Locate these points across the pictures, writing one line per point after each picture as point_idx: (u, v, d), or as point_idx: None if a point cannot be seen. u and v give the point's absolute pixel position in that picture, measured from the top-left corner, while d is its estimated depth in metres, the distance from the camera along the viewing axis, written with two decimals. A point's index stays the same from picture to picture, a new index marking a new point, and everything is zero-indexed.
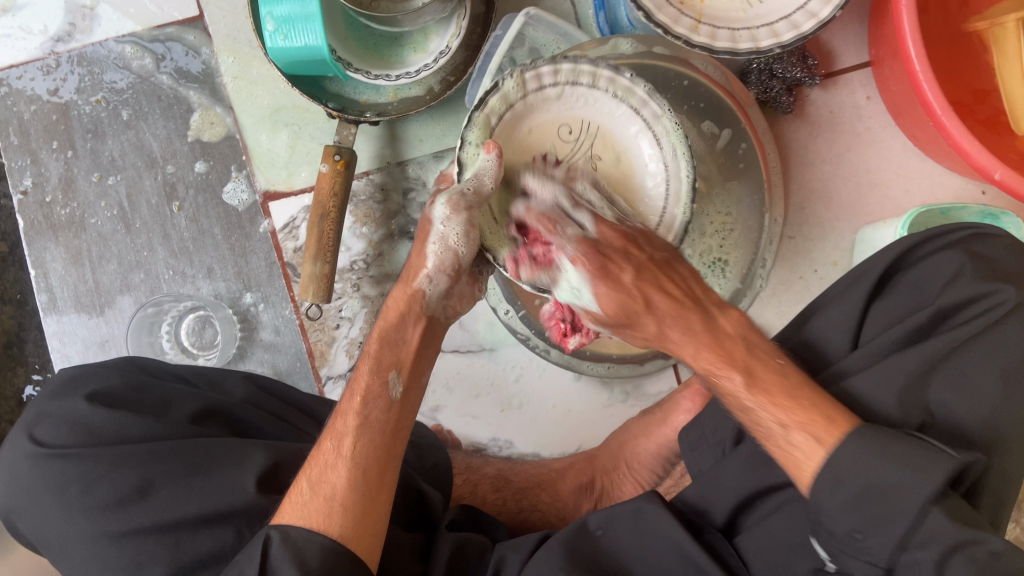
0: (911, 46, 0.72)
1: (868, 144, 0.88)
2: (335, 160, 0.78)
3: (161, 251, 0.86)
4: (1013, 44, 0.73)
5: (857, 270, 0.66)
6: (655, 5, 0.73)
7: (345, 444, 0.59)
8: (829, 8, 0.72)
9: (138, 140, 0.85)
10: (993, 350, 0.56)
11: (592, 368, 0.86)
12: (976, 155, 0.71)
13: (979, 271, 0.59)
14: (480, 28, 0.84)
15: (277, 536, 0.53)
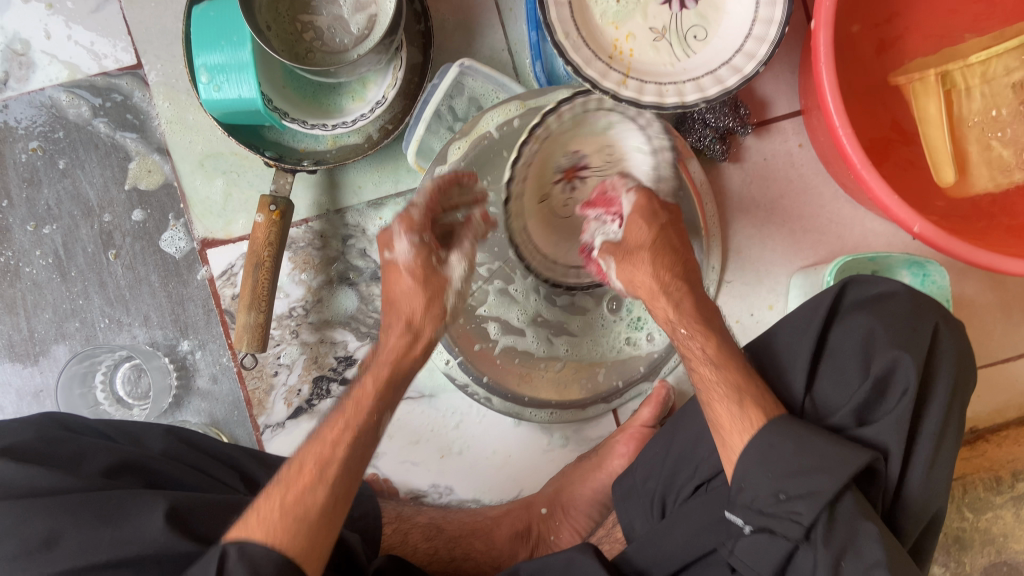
0: (832, 103, 0.74)
1: (802, 191, 0.89)
2: (271, 210, 0.77)
3: (96, 299, 0.85)
4: (933, 98, 0.76)
5: (785, 336, 0.66)
6: (583, 59, 0.74)
7: (320, 471, 0.60)
8: (753, 63, 0.73)
9: (75, 188, 0.85)
10: (931, 414, 0.59)
11: (537, 415, 0.85)
12: (896, 209, 0.72)
13: (891, 329, 0.61)
14: (417, 78, 0.85)
15: (241, 558, 0.52)
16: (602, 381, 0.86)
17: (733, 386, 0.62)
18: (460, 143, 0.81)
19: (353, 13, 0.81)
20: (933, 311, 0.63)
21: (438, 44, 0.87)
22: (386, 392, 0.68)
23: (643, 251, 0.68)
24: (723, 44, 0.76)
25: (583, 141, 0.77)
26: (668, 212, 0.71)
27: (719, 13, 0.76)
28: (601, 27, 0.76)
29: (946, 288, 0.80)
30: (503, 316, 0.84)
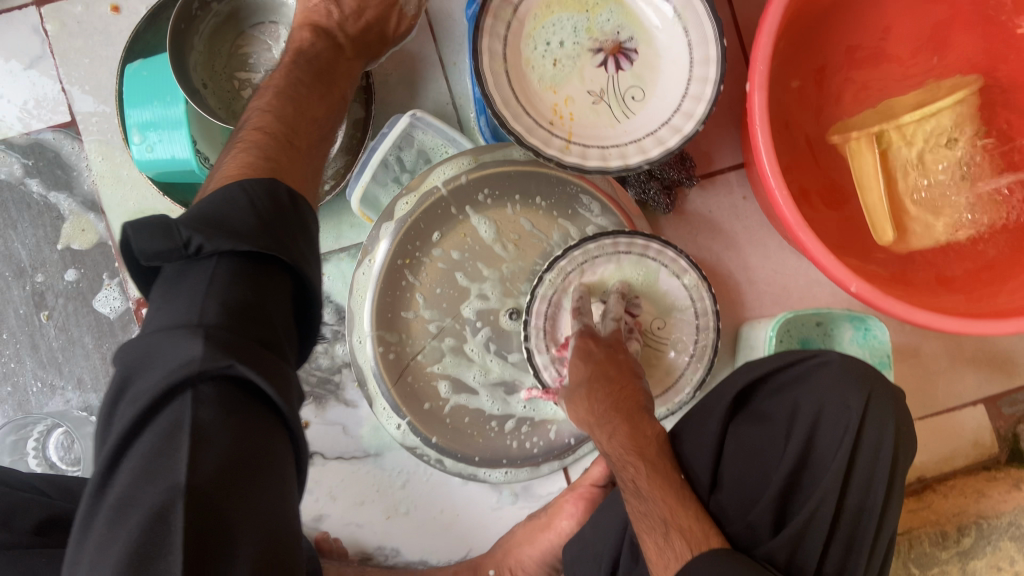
0: (768, 165, 0.73)
1: (748, 243, 0.89)
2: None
3: (28, 362, 0.83)
4: (868, 157, 0.76)
5: (714, 394, 0.75)
6: (525, 128, 0.74)
7: (299, 245, 0.53)
8: (692, 122, 0.74)
9: (6, 249, 0.83)
10: (854, 490, 0.67)
11: (496, 475, 0.82)
12: (833, 268, 0.72)
13: (821, 395, 0.69)
14: (360, 133, 0.83)
15: (240, 279, 0.48)
16: (555, 438, 0.83)
17: (648, 483, 0.68)
18: (407, 199, 0.79)
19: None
20: (865, 384, 0.69)
21: (380, 99, 0.87)
22: (303, 147, 0.65)
23: (581, 390, 0.74)
24: (662, 103, 0.76)
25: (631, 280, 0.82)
26: (608, 349, 0.75)
27: (655, 72, 0.77)
28: (539, 92, 0.77)
29: (887, 343, 0.80)
30: (453, 374, 0.82)
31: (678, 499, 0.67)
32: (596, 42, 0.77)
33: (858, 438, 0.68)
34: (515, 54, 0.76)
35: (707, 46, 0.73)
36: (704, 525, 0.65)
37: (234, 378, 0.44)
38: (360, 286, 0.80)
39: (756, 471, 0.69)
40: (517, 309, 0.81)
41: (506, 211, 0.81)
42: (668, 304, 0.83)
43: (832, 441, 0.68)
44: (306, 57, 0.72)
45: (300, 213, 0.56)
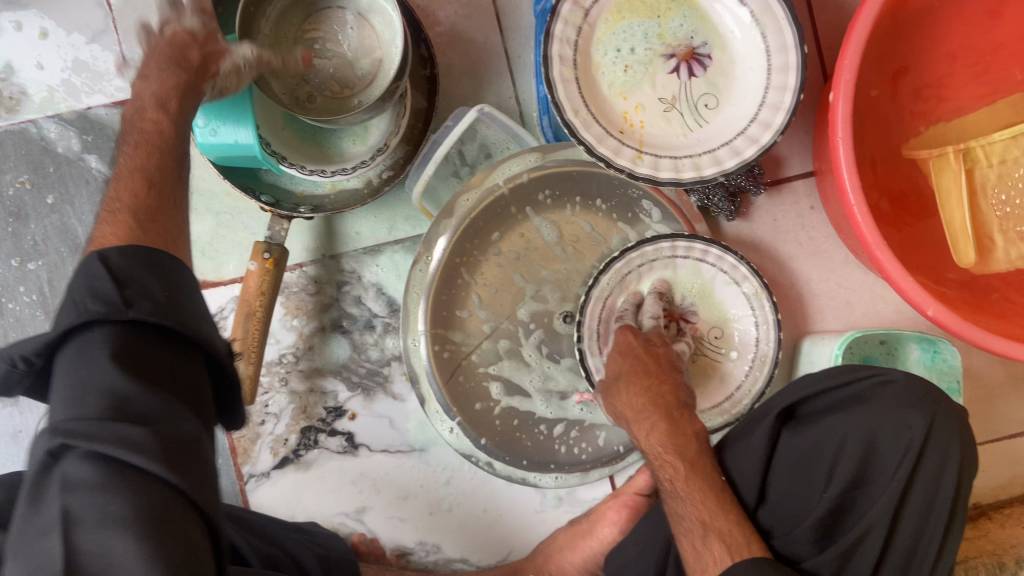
0: (847, 180, 0.71)
1: (811, 254, 0.87)
2: (264, 257, 0.75)
3: None
4: (954, 173, 0.74)
5: (762, 406, 0.70)
6: (595, 137, 0.72)
7: (150, 295, 0.50)
8: (769, 133, 0.71)
9: (63, 225, 0.83)
10: (913, 516, 0.61)
11: (546, 479, 0.80)
12: (910, 290, 0.69)
13: (878, 408, 0.64)
14: (421, 123, 0.81)
15: (100, 359, 0.46)
16: (603, 445, 0.82)
17: (684, 485, 0.64)
18: (467, 195, 0.78)
19: (359, 55, 0.79)
20: (929, 405, 0.63)
21: (443, 88, 0.85)
22: (152, 197, 0.58)
23: (619, 382, 0.71)
24: (737, 112, 0.74)
25: (685, 288, 0.81)
26: (647, 341, 0.73)
27: (729, 79, 0.74)
28: (609, 99, 0.75)
29: (958, 366, 0.79)
30: (507, 376, 0.81)
31: (716, 504, 0.62)
32: (668, 47, 0.74)
33: (920, 461, 0.61)
34: (585, 61, 0.74)
35: (786, 54, 0.70)
36: (745, 531, 0.61)
37: (103, 457, 0.42)
38: (416, 283, 0.78)
39: (806, 486, 0.64)
40: (571, 312, 0.80)
41: (565, 213, 0.80)
42: (725, 314, 0.82)
43: (890, 460, 0.62)
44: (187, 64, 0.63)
45: (163, 261, 0.53)
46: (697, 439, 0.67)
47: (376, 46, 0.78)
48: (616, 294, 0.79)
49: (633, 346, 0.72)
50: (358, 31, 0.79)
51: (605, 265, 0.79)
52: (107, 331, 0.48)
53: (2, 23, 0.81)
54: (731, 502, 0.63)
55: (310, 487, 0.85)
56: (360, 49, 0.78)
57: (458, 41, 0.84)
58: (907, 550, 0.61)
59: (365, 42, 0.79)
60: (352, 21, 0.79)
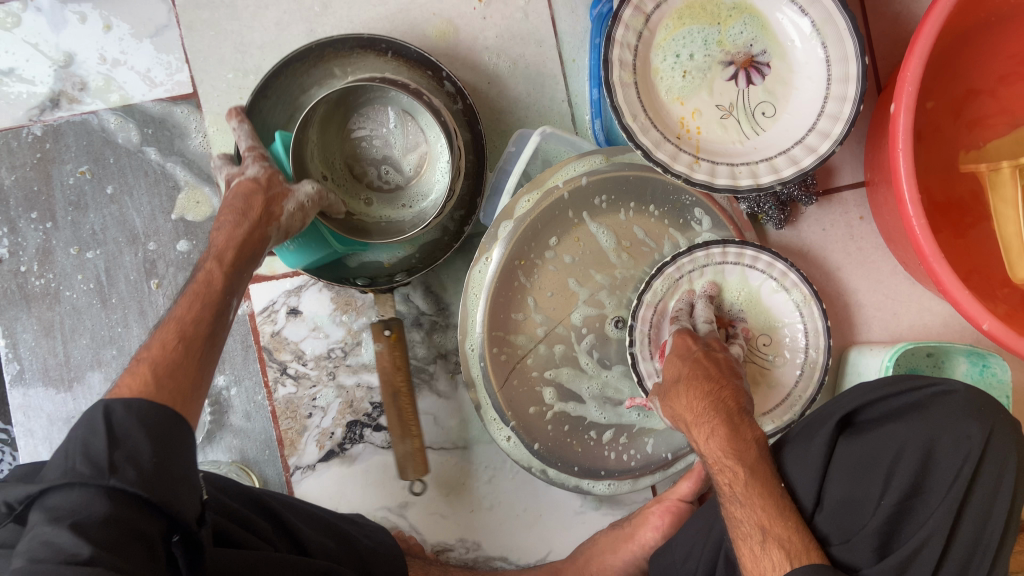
0: (906, 192, 0.71)
1: (860, 264, 0.87)
2: (387, 334, 0.76)
3: (134, 328, 0.85)
4: (1011, 188, 0.74)
5: (818, 414, 0.70)
6: (654, 142, 0.73)
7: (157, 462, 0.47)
8: (828, 143, 0.71)
9: (121, 215, 0.84)
10: (970, 525, 0.62)
11: (598, 487, 0.83)
12: (966, 303, 0.69)
13: (936, 417, 0.65)
14: (474, 155, 0.83)
15: (66, 518, 0.43)
16: (651, 452, 0.84)
17: (744, 491, 0.64)
18: (529, 196, 0.79)
19: (405, 152, 0.82)
20: (988, 417, 0.64)
21: (496, 90, 0.85)
22: (180, 352, 0.55)
23: (678, 386, 0.72)
24: (794, 121, 0.74)
25: (734, 295, 0.82)
26: (706, 347, 0.74)
27: (787, 88, 0.75)
28: (667, 104, 0.75)
29: (1007, 381, 0.78)
30: (563, 381, 0.82)
31: (777, 509, 0.62)
32: (727, 55, 0.75)
33: (979, 470, 0.62)
34: (644, 65, 0.74)
35: (846, 64, 0.70)
36: (805, 539, 0.61)
37: None
38: (475, 284, 0.79)
39: (862, 493, 0.64)
40: (624, 318, 0.82)
41: (620, 218, 0.81)
42: (773, 321, 0.82)
43: (950, 469, 0.63)
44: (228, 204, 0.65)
45: (165, 424, 0.49)
46: (756, 446, 0.67)
47: (422, 138, 0.82)
48: (669, 298, 0.80)
49: (691, 353, 0.73)
50: (402, 129, 0.82)
51: (658, 269, 0.80)
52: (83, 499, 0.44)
53: (68, 14, 0.82)
54: (789, 507, 0.63)
55: (354, 481, 0.85)
56: (404, 146, 0.82)
57: (513, 44, 0.84)
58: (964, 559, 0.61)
59: (410, 139, 0.82)
60: (394, 120, 0.82)
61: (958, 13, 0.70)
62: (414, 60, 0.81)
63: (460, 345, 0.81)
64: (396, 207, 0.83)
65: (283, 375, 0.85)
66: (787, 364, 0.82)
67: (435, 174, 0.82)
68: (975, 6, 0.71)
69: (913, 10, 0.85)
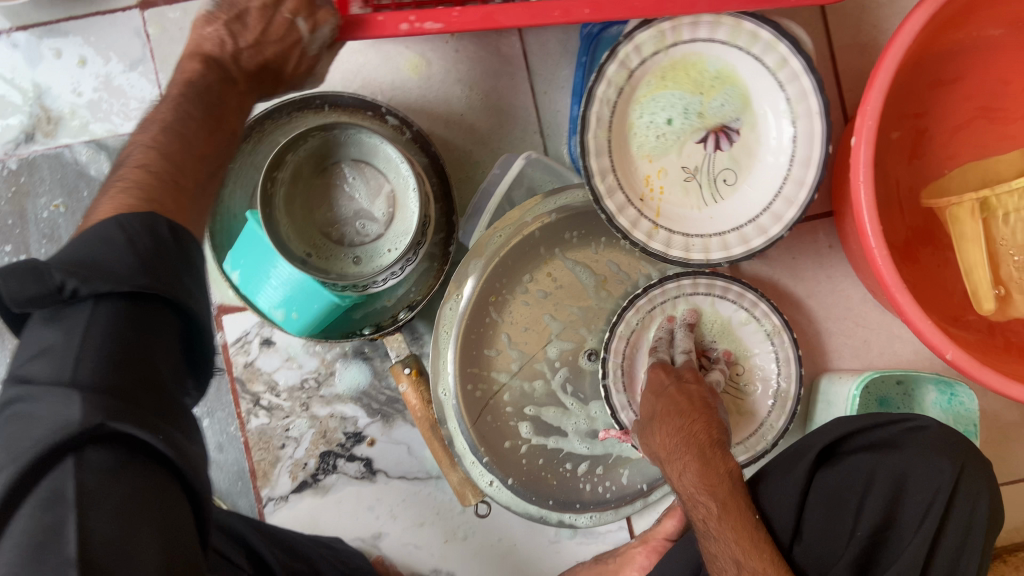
0: (870, 224, 0.72)
1: (829, 293, 0.88)
2: (408, 373, 0.81)
3: None
4: (969, 224, 0.74)
5: (796, 446, 0.70)
6: (617, 207, 0.74)
7: (183, 283, 0.47)
8: (778, 227, 0.72)
9: None
10: (944, 560, 0.61)
11: (584, 518, 0.82)
12: (930, 334, 0.70)
13: (913, 450, 0.65)
14: (435, 180, 0.83)
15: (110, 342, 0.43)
16: (627, 483, 0.84)
17: (717, 525, 0.63)
18: (500, 231, 0.78)
19: (371, 199, 0.82)
20: (959, 455, 0.64)
21: (469, 122, 0.86)
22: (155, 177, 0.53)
23: (652, 421, 0.71)
24: (753, 196, 0.75)
25: (709, 325, 0.83)
26: (679, 378, 0.74)
27: (751, 159, 0.76)
28: (634, 160, 0.76)
29: (973, 411, 0.79)
30: (539, 415, 0.82)
31: (752, 541, 0.62)
32: (699, 121, 0.76)
33: (950, 505, 0.62)
34: (620, 120, 0.75)
35: (811, 147, 0.71)
36: (780, 568, 0.61)
37: (107, 445, 0.40)
38: (446, 322, 0.79)
39: (836, 523, 0.64)
40: (596, 350, 0.82)
41: (590, 251, 0.82)
42: (745, 350, 0.83)
43: (921, 503, 0.63)
44: (195, 87, 0.62)
45: (190, 245, 0.51)
46: (730, 479, 0.66)
47: (383, 180, 0.81)
48: (647, 327, 0.82)
49: (666, 385, 0.72)
50: (360, 176, 0.82)
51: (629, 302, 0.81)
52: (84, 404, 0.40)
53: (43, 50, 0.83)
54: (767, 541, 0.63)
55: (327, 512, 0.85)
56: (368, 193, 0.82)
57: (484, 76, 0.85)
58: None
59: (371, 187, 0.82)
60: (350, 173, 0.82)
61: (913, 52, 0.72)
62: (351, 105, 0.82)
63: (434, 392, 0.80)
64: (382, 253, 0.81)
65: (256, 406, 0.85)
66: (759, 393, 0.83)
67: (407, 208, 0.81)
68: (931, 46, 0.73)
69: (879, 41, 0.87)
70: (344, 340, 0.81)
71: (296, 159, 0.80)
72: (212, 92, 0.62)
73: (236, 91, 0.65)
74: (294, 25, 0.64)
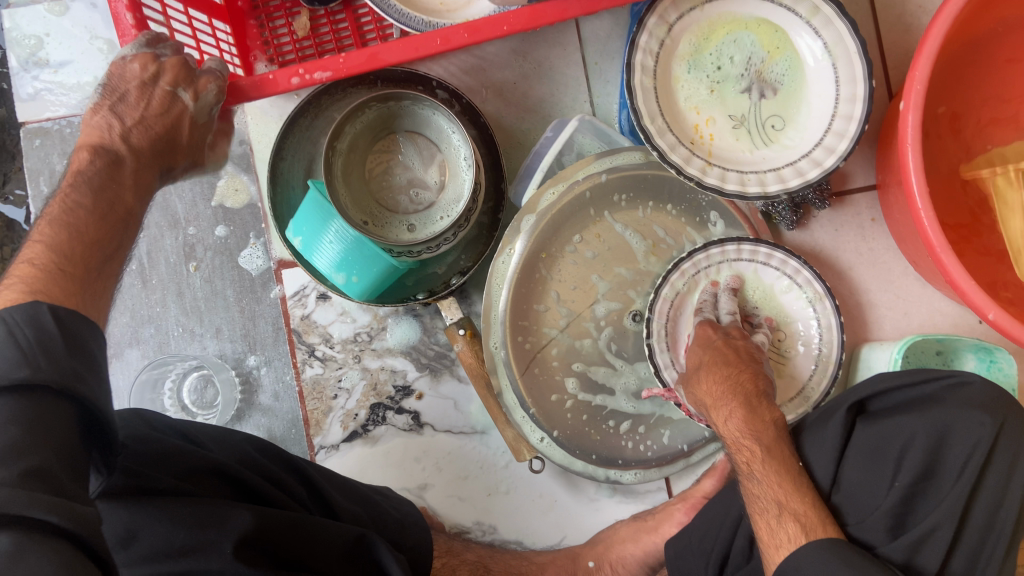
0: (915, 184, 0.74)
1: (871, 264, 0.89)
2: (462, 334, 0.84)
3: (173, 308, 0.90)
4: (1014, 193, 0.75)
5: (838, 400, 0.72)
6: (668, 144, 0.77)
7: (78, 370, 0.48)
8: (833, 157, 0.75)
9: (164, 200, 0.90)
10: (982, 510, 0.63)
11: (628, 476, 0.85)
12: (972, 294, 0.72)
13: (953, 404, 0.66)
14: (483, 147, 0.85)
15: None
16: (668, 443, 0.86)
17: (762, 468, 0.67)
18: (554, 189, 0.82)
19: (425, 167, 0.85)
20: (1000, 409, 0.65)
21: (522, 90, 0.89)
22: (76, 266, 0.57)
23: (699, 372, 0.75)
24: (802, 135, 0.78)
25: (752, 290, 0.85)
26: (726, 335, 0.77)
27: (796, 105, 0.79)
28: (683, 111, 0.80)
29: (1012, 378, 0.79)
30: (584, 372, 0.85)
31: (793, 484, 0.65)
32: (740, 70, 0.79)
33: (990, 455, 0.64)
34: (665, 72, 0.79)
35: (854, 85, 0.74)
36: (820, 512, 0.64)
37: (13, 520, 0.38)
38: (498, 275, 0.82)
39: (876, 473, 0.66)
40: (640, 311, 0.84)
41: (638, 215, 0.84)
42: (786, 316, 0.85)
43: (961, 455, 0.64)
44: (84, 178, 0.64)
45: (81, 332, 0.51)
46: (774, 426, 0.69)
47: (435, 149, 0.84)
48: (691, 290, 0.84)
49: (714, 337, 0.76)
50: (415, 147, 0.85)
51: (674, 265, 0.83)
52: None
53: None
54: (807, 484, 0.66)
55: (375, 461, 0.88)
56: (422, 163, 0.85)
57: (538, 46, 0.88)
58: (975, 542, 0.62)
59: (424, 156, 0.85)
60: (404, 144, 0.85)
61: (961, 26, 0.74)
62: (401, 79, 0.84)
63: (484, 344, 0.84)
64: (435, 219, 0.84)
65: (311, 356, 0.89)
66: (801, 357, 0.85)
67: (459, 175, 0.83)
68: (981, 15, 0.75)
69: (924, 23, 0.88)
70: (399, 304, 0.84)
71: (354, 130, 0.80)
72: (116, 181, 0.66)
73: (130, 169, 0.68)
74: (176, 97, 0.69)
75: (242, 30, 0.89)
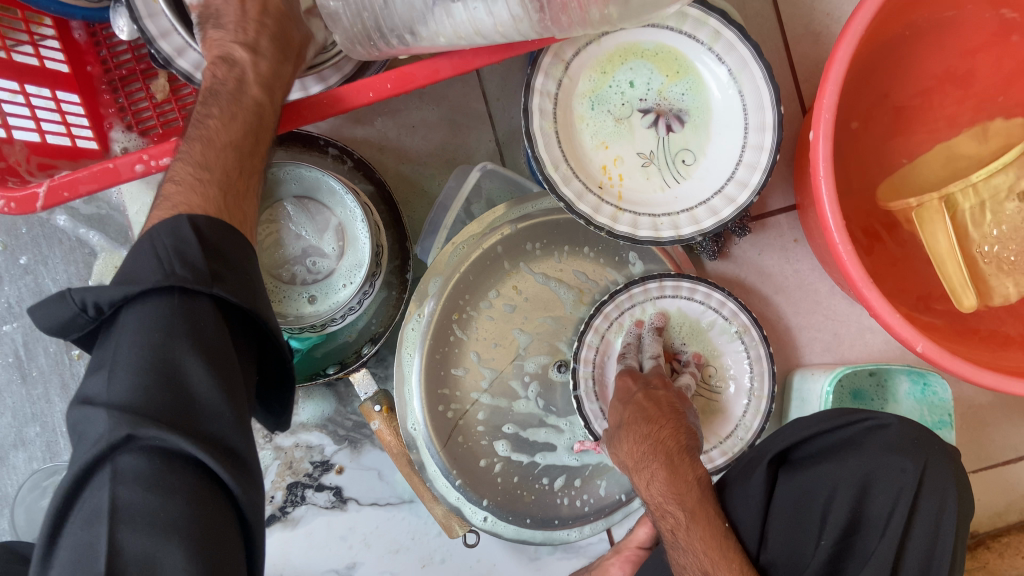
0: (831, 220, 0.70)
1: (797, 288, 0.87)
2: (379, 410, 0.78)
3: (58, 402, 0.84)
4: (941, 224, 0.71)
5: (756, 449, 0.68)
6: (575, 193, 0.72)
7: (254, 288, 0.51)
8: (746, 192, 0.72)
9: (37, 285, 0.83)
10: (911, 567, 0.59)
11: (574, 534, 0.80)
12: (899, 326, 0.68)
13: (873, 450, 0.63)
14: (381, 205, 0.79)
15: (174, 335, 0.45)
16: (605, 495, 0.82)
17: (687, 536, 0.63)
18: (462, 246, 0.77)
19: (319, 234, 0.78)
20: (922, 451, 0.62)
21: (421, 132, 0.83)
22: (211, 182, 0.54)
23: (620, 431, 0.69)
24: (712, 168, 0.74)
25: (676, 328, 0.81)
26: (647, 384, 0.71)
27: (704, 137, 0.75)
28: (590, 151, 0.75)
29: (949, 400, 0.78)
30: (514, 433, 0.80)
31: (721, 551, 0.62)
32: (645, 102, 0.75)
33: (915, 506, 0.60)
34: (566, 113, 0.74)
35: (762, 113, 0.70)
36: None
37: (162, 450, 0.43)
38: (408, 342, 0.77)
39: (800, 532, 0.63)
40: (565, 361, 0.80)
41: (553, 261, 0.80)
42: (715, 351, 0.82)
43: (884, 506, 0.61)
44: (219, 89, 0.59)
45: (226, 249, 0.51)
46: (699, 486, 0.65)
47: (329, 213, 0.78)
48: (616, 333, 0.80)
49: (634, 388, 0.70)
50: (307, 214, 0.78)
51: (596, 310, 0.79)
52: (113, 417, 0.42)
53: None
54: (735, 548, 0.63)
55: (298, 545, 0.83)
56: (316, 229, 0.78)
57: (436, 84, 0.81)
58: None
59: (318, 222, 0.78)
60: (292, 210, 0.78)
61: (868, 41, 0.70)
62: (289, 140, 0.79)
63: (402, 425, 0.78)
64: (337, 287, 0.77)
65: None
66: (732, 392, 0.81)
67: (358, 241, 0.76)
68: (888, 28, 0.71)
69: (833, 32, 0.85)
70: (310, 382, 0.79)
71: None
72: (239, 82, 0.59)
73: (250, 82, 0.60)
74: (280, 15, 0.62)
75: (94, 97, 0.79)
